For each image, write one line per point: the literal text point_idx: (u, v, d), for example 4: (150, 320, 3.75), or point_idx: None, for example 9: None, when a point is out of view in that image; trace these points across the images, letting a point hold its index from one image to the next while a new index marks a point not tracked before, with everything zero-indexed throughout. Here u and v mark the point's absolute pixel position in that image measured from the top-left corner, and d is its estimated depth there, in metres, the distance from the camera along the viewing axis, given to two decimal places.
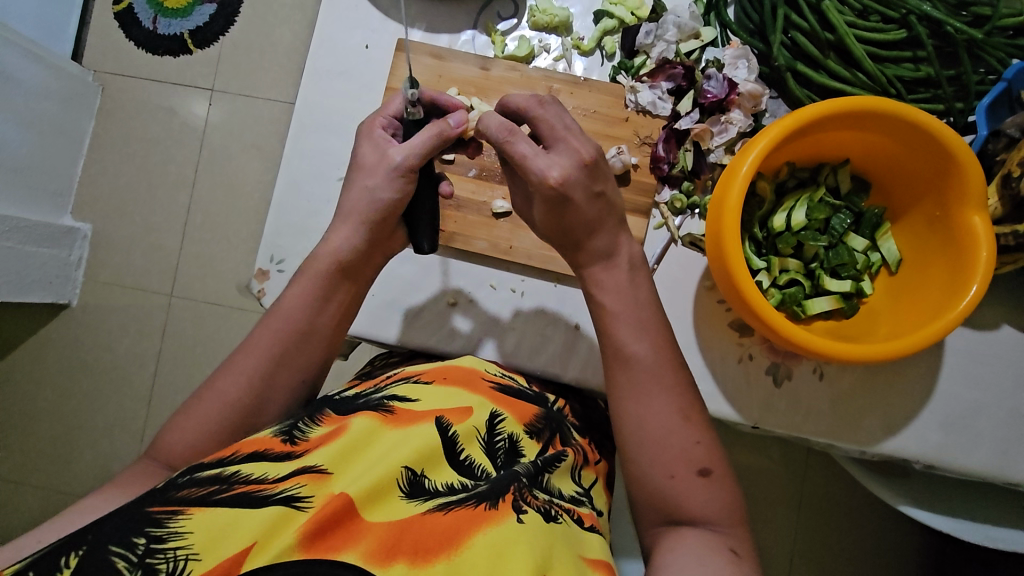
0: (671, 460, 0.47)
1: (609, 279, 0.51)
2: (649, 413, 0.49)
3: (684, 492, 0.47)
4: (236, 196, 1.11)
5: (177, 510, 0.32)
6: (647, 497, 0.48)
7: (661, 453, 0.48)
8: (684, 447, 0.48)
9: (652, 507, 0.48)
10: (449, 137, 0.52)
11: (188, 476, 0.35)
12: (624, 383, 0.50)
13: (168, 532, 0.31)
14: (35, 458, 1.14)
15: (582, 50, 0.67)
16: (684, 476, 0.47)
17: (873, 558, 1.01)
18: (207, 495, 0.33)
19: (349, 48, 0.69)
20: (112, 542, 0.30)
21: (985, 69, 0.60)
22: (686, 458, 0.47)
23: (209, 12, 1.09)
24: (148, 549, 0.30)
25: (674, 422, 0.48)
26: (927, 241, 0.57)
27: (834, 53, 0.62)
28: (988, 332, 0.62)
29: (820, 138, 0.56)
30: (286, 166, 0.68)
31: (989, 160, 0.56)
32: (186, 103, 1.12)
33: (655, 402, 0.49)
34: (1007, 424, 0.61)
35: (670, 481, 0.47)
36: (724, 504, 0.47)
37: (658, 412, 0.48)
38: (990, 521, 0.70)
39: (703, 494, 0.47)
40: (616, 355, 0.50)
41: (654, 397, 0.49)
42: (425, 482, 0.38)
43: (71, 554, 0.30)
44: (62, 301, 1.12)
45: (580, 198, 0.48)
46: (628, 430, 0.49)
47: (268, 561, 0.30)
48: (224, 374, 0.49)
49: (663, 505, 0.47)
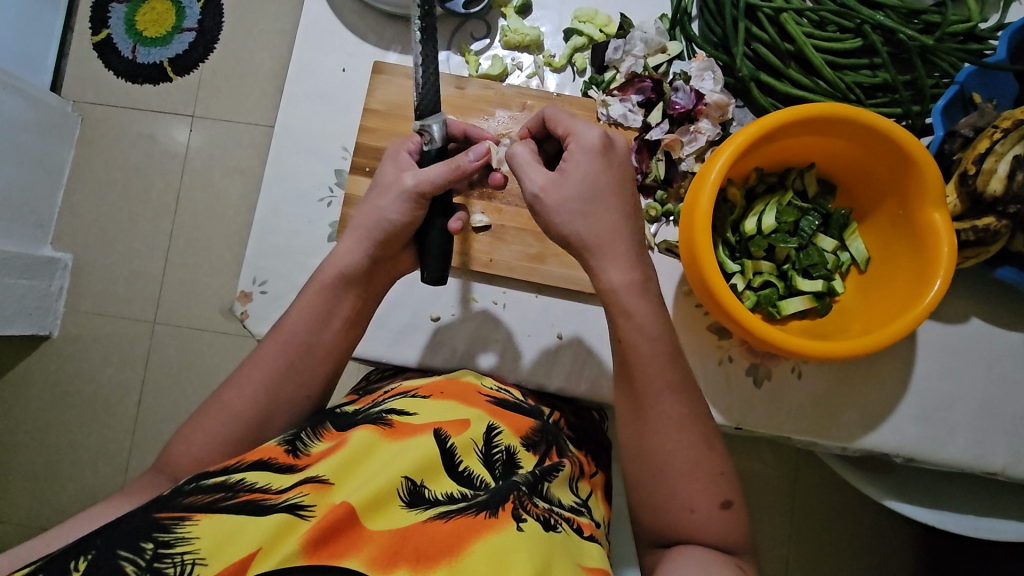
0: (692, 494, 0.48)
1: (632, 302, 0.49)
2: (678, 448, 0.48)
3: (705, 524, 0.47)
4: (220, 220, 1.12)
5: (184, 516, 0.32)
6: (658, 519, 0.49)
7: (684, 487, 0.48)
8: (709, 482, 0.48)
9: (659, 528, 0.49)
10: (465, 171, 0.52)
11: (193, 483, 0.35)
12: (653, 418, 0.49)
13: (176, 537, 0.31)
14: (16, 495, 1.12)
15: (554, 67, 0.69)
16: (705, 509, 0.47)
17: (863, 555, 1.02)
18: (213, 502, 0.33)
19: (326, 72, 0.70)
20: (120, 546, 0.30)
21: (939, 73, 0.63)
22: (710, 494, 0.48)
23: (189, 39, 1.10)
24: (156, 554, 0.30)
25: (702, 454, 0.48)
26: (893, 239, 0.59)
27: (794, 62, 0.64)
28: (958, 324, 0.64)
29: (785, 143, 0.58)
30: (267, 188, 0.68)
31: (946, 161, 0.59)
32: (168, 130, 1.12)
33: (683, 438, 0.48)
34: (981, 414, 0.63)
35: (691, 514, 0.47)
36: (737, 536, 0.48)
37: (688, 447, 0.48)
38: (975, 512, 0.71)
39: (724, 526, 0.47)
40: (651, 387, 0.49)
41: (682, 434, 0.48)
42: (424, 492, 0.38)
43: (80, 557, 0.30)
44: (43, 332, 1.11)
45: (607, 183, 0.49)
46: (651, 463, 0.49)
47: (272, 567, 0.31)
48: (218, 395, 0.50)
49: (677, 533, 0.48)
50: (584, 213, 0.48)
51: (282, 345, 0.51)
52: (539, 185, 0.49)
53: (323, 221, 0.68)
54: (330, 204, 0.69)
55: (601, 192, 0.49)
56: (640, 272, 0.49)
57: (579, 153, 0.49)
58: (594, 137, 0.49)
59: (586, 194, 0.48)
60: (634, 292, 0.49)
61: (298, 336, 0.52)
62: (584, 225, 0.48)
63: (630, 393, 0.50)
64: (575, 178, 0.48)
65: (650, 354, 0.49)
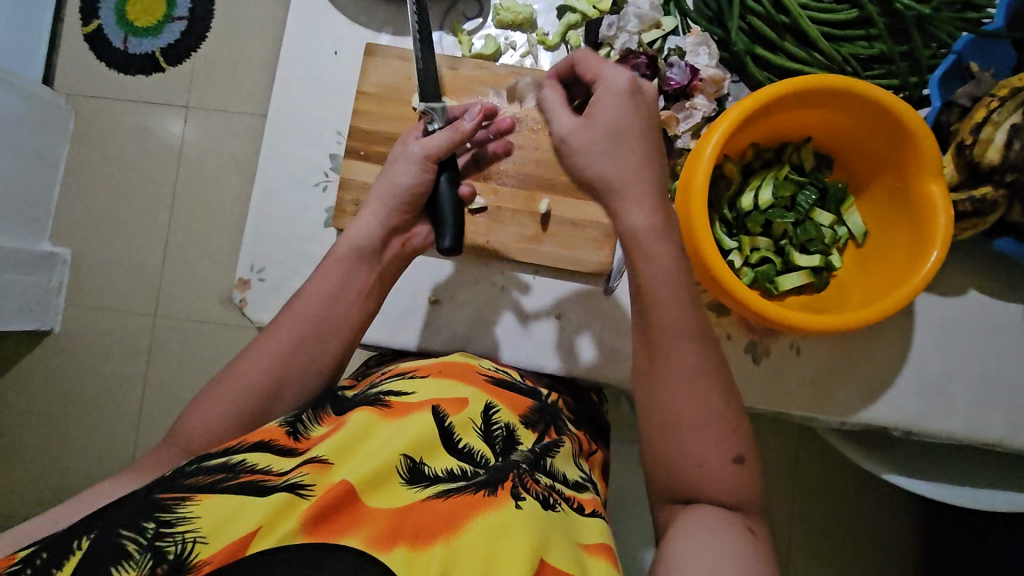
0: (704, 446, 0.44)
1: (655, 248, 0.46)
2: (689, 397, 0.45)
3: (713, 479, 0.44)
4: (217, 210, 1.11)
5: (185, 496, 0.33)
6: (668, 476, 0.45)
7: (693, 438, 0.44)
8: (721, 433, 0.45)
9: (665, 486, 0.45)
10: (466, 134, 0.56)
11: (194, 464, 0.36)
12: (666, 366, 0.46)
13: (176, 517, 0.31)
14: (23, 488, 1.13)
15: (547, 45, 0.68)
16: (715, 463, 0.44)
17: (865, 530, 1.03)
18: (215, 483, 0.34)
19: (318, 55, 0.70)
20: (122, 526, 0.31)
21: (936, 43, 0.62)
22: (718, 448, 0.44)
23: (180, 29, 1.09)
24: (157, 532, 0.31)
25: (715, 405, 0.45)
26: (890, 211, 0.59)
27: (790, 35, 0.63)
28: (955, 297, 0.64)
29: (780, 117, 0.57)
30: (261, 175, 0.68)
31: (945, 131, 0.58)
32: (163, 122, 1.12)
33: (695, 387, 0.45)
34: (979, 386, 0.63)
35: (700, 467, 0.44)
36: (751, 493, 0.44)
37: (700, 397, 0.45)
38: (975, 484, 0.72)
39: (734, 482, 0.44)
40: (665, 332, 0.46)
41: (695, 383, 0.45)
42: (424, 469, 0.38)
43: (82, 537, 0.30)
44: (45, 327, 1.11)
45: (636, 124, 0.46)
46: (660, 414, 0.46)
47: (274, 544, 0.31)
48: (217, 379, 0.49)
49: (683, 489, 0.44)
50: (608, 154, 0.46)
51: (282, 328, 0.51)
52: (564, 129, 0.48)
53: (319, 206, 0.68)
54: (325, 188, 0.68)
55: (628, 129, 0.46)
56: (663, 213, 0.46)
57: (607, 96, 0.46)
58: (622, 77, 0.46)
59: (611, 137, 0.46)
60: (655, 235, 0.46)
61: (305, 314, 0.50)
62: (608, 166, 0.46)
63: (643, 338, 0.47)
64: (604, 119, 0.46)
65: (671, 297, 0.46)
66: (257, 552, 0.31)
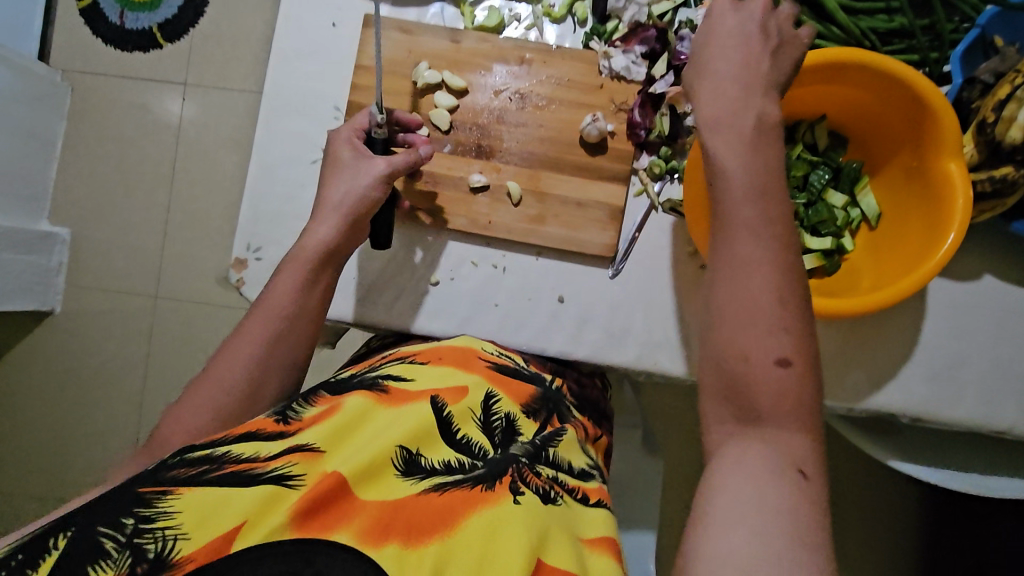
0: (750, 341, 0.39)
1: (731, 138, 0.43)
2: (747, 289, 0.40)
3: (757, 379, 0.38)
4: (216, 189, 1.10)
5: (166, 490, 0.31)
6: (716, 371, 0.40)
7: (743, 332, 0.39)
8: (771, 332, 0.38)
9: (713, 387, 0.40)
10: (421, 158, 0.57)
11: (178, 456, 0.34)
12: (723, 254, 0.42)
13: (156, 512, 0.30)
14: (27, 468, 1.13)
15: (553, 17, 0.66)
16: (761, 361, 0.38)
17: (867, 516, 1.03)
18: (198, 475, 0.32)
19: (316, 27, 0.67)
20: (100, 522, 0.30)
21: (959, 17, 0.60)
22: (763, 347, 0.38)
23: (177, 3, 1.07)
24: (136, 529, 0.30)
25: (769, 301, 0.39)
26: (905, 193, 0.57)
27: (806, 8, 0.61)
28: (969, 282, 0.62)
29: (795, 92, 0.55)
30: (258, 151, 0.66)
31: (965, 109, 0.56)
32: (160, 99, 1.09)
33: (756, 280, 0.40)
34: (990, 373, 0.62)
35: (746, 363, 0.38)
36: (801, 401, 0.37)
37: (758, 288, 0.40)
38: (980, 471, 0.71)
39: (781, 387, 0.37)
40: (735, 217, 0.42)
41: (754, 274, 0.40)
42: (420, 461, 0.37)
43: (59, 535, 0.30)
44: (45, 307, 1.10)
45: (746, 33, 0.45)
46: (712, 303, 0.41)
47: (258, 541, 0.30)
48: (213, 365, 0.48)
49: (728, 391, 0.39)
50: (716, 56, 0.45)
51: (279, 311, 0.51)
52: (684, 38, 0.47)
53: (316, 183, 0.66)
54: None
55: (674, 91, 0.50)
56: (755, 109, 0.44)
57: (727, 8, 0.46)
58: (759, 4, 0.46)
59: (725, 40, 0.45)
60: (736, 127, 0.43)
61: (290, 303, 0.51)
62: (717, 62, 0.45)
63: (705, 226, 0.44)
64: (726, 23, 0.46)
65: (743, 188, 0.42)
66: (240, 550, 0.30)
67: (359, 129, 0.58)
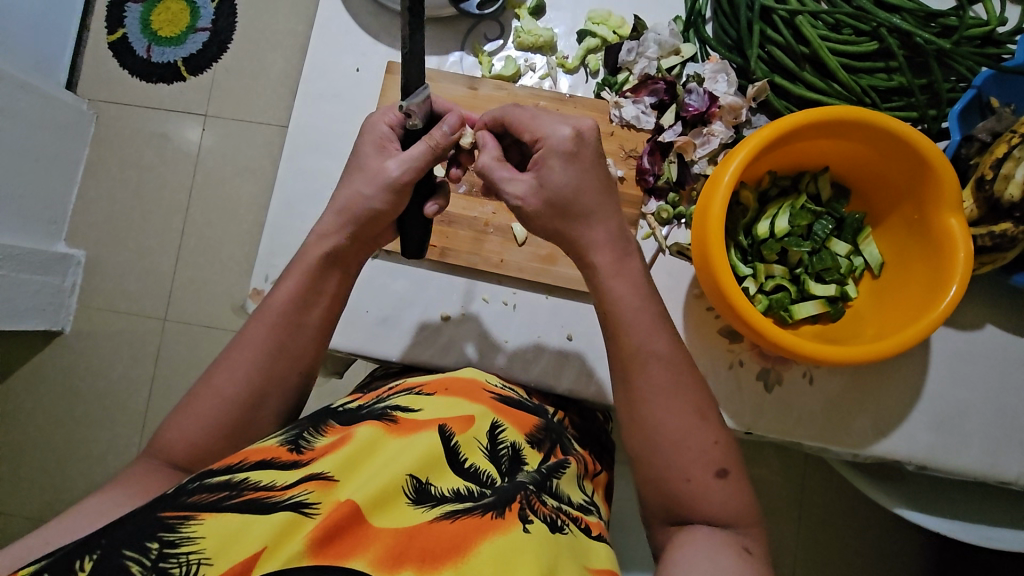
0: (686, 462, 0.46)
1: (619, 271, 0.49)
2: (671, 413, 0.47)
3: (700, 496, 0.46)
4: (231, 219, 1.13)
5: (189, 515, 0.32)
6: (662, 498, 0.47)
7: (675, 457, 0.46)
8: (703, 448, 0.46)
9: (663, 507, 0.47)
10: (443, 145, 0.50)
11: (198, 482, 0.35)
12: (642, 386, 0.48)
13: (180, 537, 0.31)
14: (25, 490, 1.13)
15: (566, 68, 0.69)
16: (701, 477, 0.46)
17: (873, 565, 1.01)
18: (217, 501, 0.33)
19: (340, 71, 0.71)
20: (126, 546, 0.30)
21: (956, 77, 0.63)
22: (701, 463, 0.46)
23: (202, 39, 1.12)
24: (160, 553, 0.30)
25: (694, 424, 0.47)
26: (906, 244, 0.59)
27: (808, 65, 0.64)
28: (973, 331, 0.63)
29: (800, 146, 0.57)
30: (279, 187, 0.69)
31: (962, 166, 0.58)
32: (181, 129, 1.13)
33: (676, 406, 0.47)
34: (997, 423, 0.62)
35: (687, 484, 0.46)
36: (743, 504, 0.46)
37: (679, 412, 0.47)
38: (988, 522, 0.70)
39: (720, 497, 0.46)
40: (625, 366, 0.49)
41: (673, 399, 0.47)
42: (430, 489, 0.38)
43: (86, 557, 0.30)
44: (56, 328, 1.12)
45: (570, 177, 0.47)
46: (642, 431, 0.48)
47: (279, 565, 0.31)
48: (216, 372, 0.49)
49: (674, 503, 0.46)
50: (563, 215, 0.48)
51: (272, 326, 0.51)
52: (520, 192, 0.49)
53: None
54: None
55: (583, 194, 0.48)
56: (623, 246, 0.50)
57: (550, 156, 0.48)
58: (564, 145, 0.47)
59: (566, 192, 0.48)
60: (617, 269, 0.49)
61: (288, 311, 0.51)
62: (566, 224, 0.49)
63: (615, 375, 0.50)
64: (552, 178, 0.48)
65: (648, 327, 0.48)
66: None
67: (392, 122, 0.54)
